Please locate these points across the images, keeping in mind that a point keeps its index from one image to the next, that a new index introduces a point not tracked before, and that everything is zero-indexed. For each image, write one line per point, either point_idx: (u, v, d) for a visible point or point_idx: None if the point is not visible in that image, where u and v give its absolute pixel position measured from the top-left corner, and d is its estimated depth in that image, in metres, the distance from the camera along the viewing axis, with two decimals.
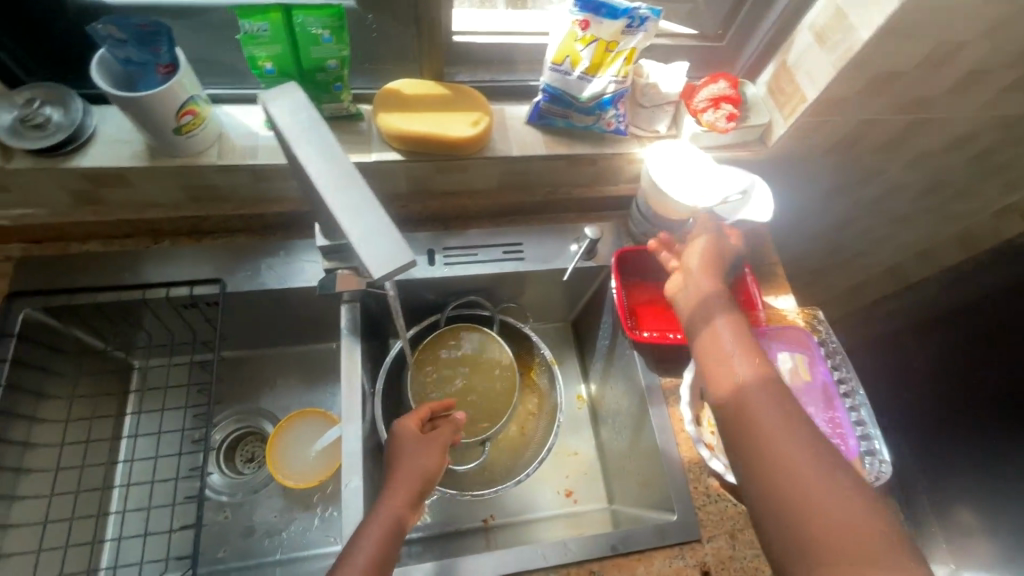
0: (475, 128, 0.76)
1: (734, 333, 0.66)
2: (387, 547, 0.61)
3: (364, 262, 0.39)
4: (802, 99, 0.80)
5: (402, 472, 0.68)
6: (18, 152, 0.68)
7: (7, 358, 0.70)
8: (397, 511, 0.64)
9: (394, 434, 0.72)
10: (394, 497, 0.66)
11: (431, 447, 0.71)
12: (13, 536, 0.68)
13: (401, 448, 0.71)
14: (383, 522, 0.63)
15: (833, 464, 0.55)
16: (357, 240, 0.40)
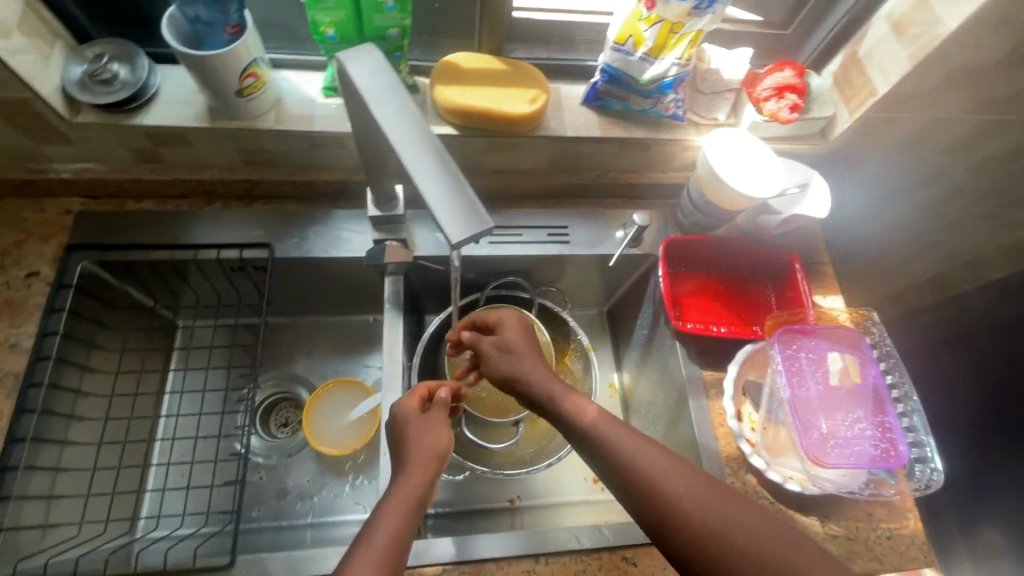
0: (532, 105, 0.75)
1: (630, 436, 0.58)
2: (406, 528, 0.54)
3: (440, 225, 0.40)
4: (871, 93, 0.76)
5: (413, 451, 0.60)
6: (85, 107, 0.70)
7: (65, 308, 0.72)
8: (416, 489, 0.57)
9: (396, 414, 0.65)
10: (408, 477, 0.58)
11: (437, 424, 0.64)
12: (64, 479, 0.70)
13: (408, 426, 0.63)
14: (400, 502, 0.56)
15: (779, 533, 0.51)
16: (433, 203, 0.41)
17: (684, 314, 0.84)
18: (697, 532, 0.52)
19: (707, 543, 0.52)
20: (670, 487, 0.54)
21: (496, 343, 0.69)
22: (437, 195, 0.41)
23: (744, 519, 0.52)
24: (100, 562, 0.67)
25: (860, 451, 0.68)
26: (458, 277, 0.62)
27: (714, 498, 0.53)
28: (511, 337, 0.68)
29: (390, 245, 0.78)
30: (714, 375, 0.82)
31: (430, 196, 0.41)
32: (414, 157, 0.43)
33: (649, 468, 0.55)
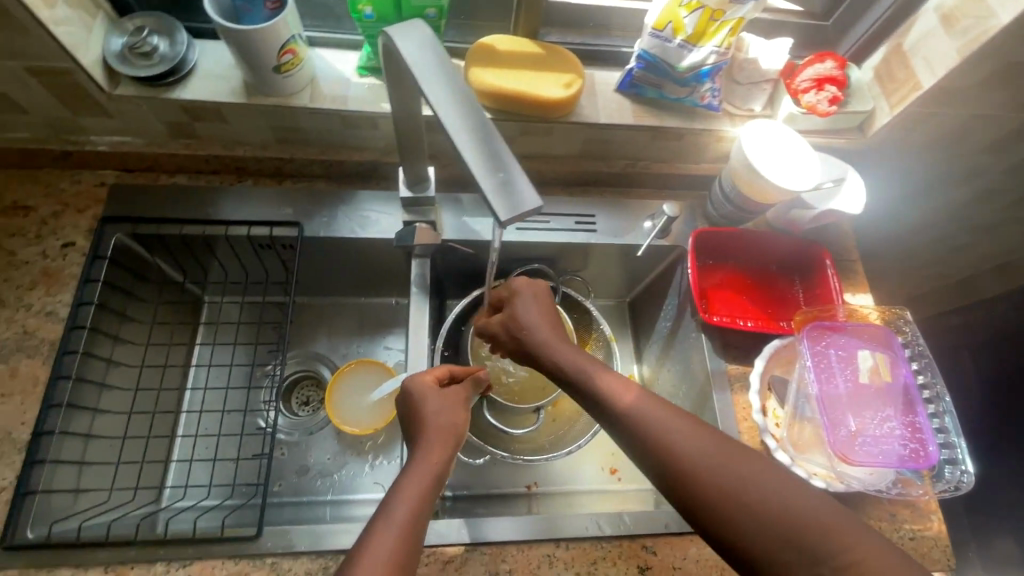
0: (567, 90, 0.74)
1: (658, 414, 0.58)
2: (426, 501, 0.55)
3: (491, 205, 0.41)
4: (915, 87, 0.75)
5: (431, 427, 0.60)
6: (124, 79, 0.70)
7: (99, 279, 0.73)
8: (435, 465, 0.57)
9: (410, 388, 0.64)
10: (427, 453, 0.58)
11: (453, 403, 0.64)
12: (95, 446, 0.71)
13: (425, 401, 0.62)
14: (421, 476, 0.56)
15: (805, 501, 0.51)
16: (483, 183, 0.42)
17: (711, 307, 0.84)
18: (726, 501, 0.52)
19: (737, 511, 0.52)
20: (702, 458, 0.54)
21: (505, 321, 0.70)
22: (487, 176, 0.42)
23: (773, 487, 0.52)
24: (131, 528, 0.68)
25: (889, 450, 0.67)
26: (495, 262, 0.62)
27: (747, 469, 0.53)
28: (518, 317, 0.69)
29: (419, 226, 0.78)
30: (738, 369, 0.82)
31: (481, 176, 0.42)
32: (464, 137, 0.43)
33: (674, 442, 0.55)
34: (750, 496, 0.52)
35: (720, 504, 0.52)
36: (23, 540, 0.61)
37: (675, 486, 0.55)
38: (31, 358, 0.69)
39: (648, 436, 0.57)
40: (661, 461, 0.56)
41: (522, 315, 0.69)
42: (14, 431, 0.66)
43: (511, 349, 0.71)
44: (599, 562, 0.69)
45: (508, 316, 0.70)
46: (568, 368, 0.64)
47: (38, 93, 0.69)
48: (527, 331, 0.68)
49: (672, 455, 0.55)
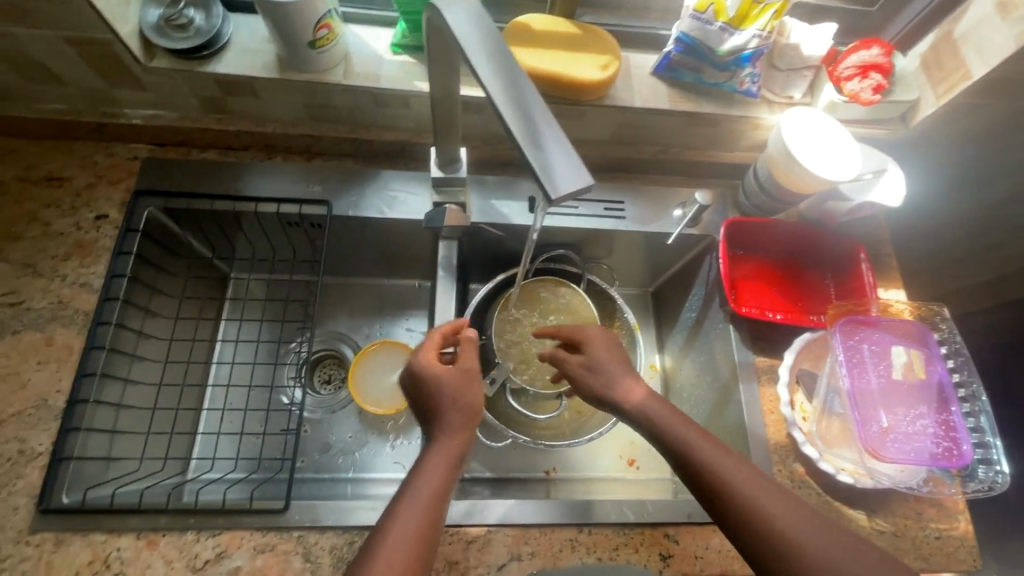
0: (604, 72, 0.73)
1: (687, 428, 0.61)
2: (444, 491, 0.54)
3: (547, 187, 0.41)
4: (965, 76, 0.72)
5: (448, 412, 0.59)
6: (160, 52, 0.70)
7: (132, 252, 0.73)
8: (454, 454, 0.57)
9: (417, 370, 0.62)
10: (445, 440, 0.57)
11: (466, 380, 0.62)
12: (126, 415, 0.72)
13: (439, 381, 0.61)
14: (439, 465, 0.55)
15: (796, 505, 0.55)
16: (536, 166, 0.41)
17: (740, 298, 0.82)
18: (748, 511, 0.54)
19: (757, 521, 0.53)
20: (724, 470, 0.57)
21: (583, 360, 0.69)
22: (541, 158, 0.42)
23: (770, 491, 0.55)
24: (162, 496, 0.70)
25: (921, 448, 0.66)
26: (533, 247, 0.63)
27: (752, 475, 0.57)
28: (603, 364, 0.68)
29: (450, 207, 0.78)
30: (766, 362, 0.80)
31: (536, 159, 0.41)
32: (515, 118, 0.43)
33: (696, 448, 0.59)
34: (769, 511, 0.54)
35: (741, 515, 0.54)
36: (59, 504, 0.62)
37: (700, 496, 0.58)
38: (66, 328, 0.70)
39: (681, 449, 0.60)
40: (690, 470, 0.58)
41: (600, 360, 0.69)
42: (50, 398, 0.67)
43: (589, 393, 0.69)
44: (621, 548, 0.69)
45: (588, 363, 0.69)
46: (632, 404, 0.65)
47: (75, 63, 0.69)
48: (605, 376, 0.67)
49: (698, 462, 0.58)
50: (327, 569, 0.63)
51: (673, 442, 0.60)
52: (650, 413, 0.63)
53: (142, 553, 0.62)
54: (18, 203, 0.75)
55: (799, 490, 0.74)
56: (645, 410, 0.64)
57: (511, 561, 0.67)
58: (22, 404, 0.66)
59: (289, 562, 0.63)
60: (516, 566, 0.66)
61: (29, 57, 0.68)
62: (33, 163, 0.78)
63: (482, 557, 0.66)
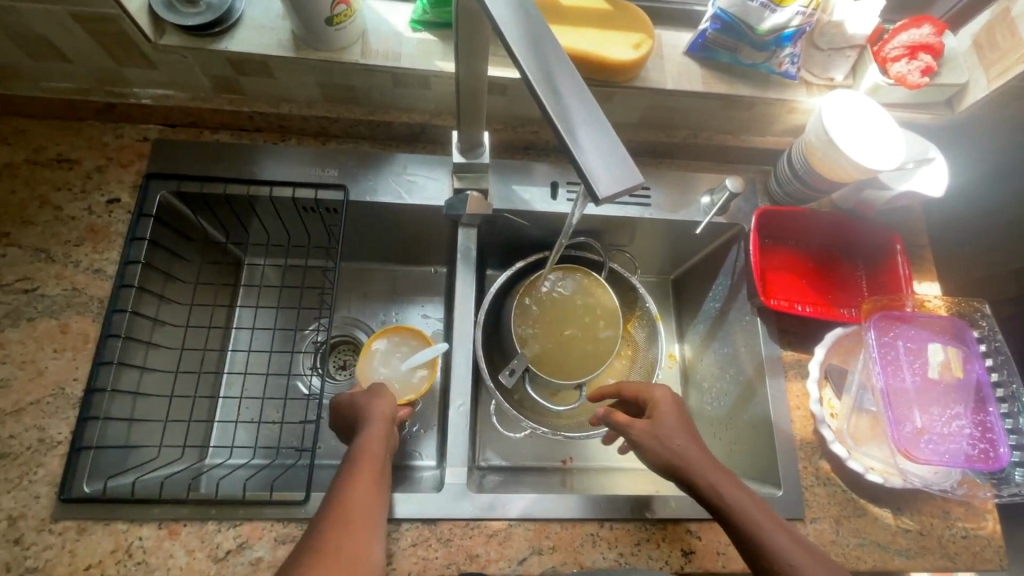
0: (636, 52, 0.69)
1: (677, 438, 0.60)
2: (378, 475, 0.56)
3: (593, 184, 0.39)
4: (1022, 58, 0.67)
5: (365, 417, 0.61)
6: (170, 28, 0.67)
7: (146, 237, 0.72)
8: (379, 447, 0.58)
9: (341, 404, 0.66)
10: (366, 438, 0.59)
11: (383, 393, 0.65)
12: (143, 403, 0.72)
13: (358, 396, 0.65)
14: (370, 452, 0.57)
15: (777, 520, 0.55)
16: (580, 160, 0.39)
17: (769, 290, 0.80)
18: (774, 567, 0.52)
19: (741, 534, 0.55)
20: (750, 519, 0.55)
21: (650, 429, 0.62)
22: (584, 150, 0.39)
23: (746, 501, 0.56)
24: (182, 485, 0.69)
25: (956, 449, 0.64)
26: (570, 234, 0.63)
27: (733, 487, 0.57)
28: (685, 454, 0.59)
29: (471, 194, 0.75)
30: (793, 356, 0.78)
31: (578, 152, 0.39)
32: (556, 106, 0.40)
33: (689, 462, 0.59)
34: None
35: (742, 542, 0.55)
36: (81, 493, 0.62)
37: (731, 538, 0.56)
38: (81, 315, 0.69)
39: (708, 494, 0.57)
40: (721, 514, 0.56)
41: (671, 435, 0.61)
42: (68, 386, 0.66)
43: (658, 467, 0.61)
44: (643, 544, 0.68)
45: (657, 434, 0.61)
46: (671, 446, 0.60)
47: (82, 40, 0.67)
48: (676, 451, 0.60)
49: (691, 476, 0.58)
50: None
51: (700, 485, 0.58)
52: (713, 480, 0.58)
53: (164, 543, 0.62)
54: (30, 185, 0.74)
55: (825, 487, 0.72)
56: (708, 481, 0.58)
57: (532, 554, 0.66)
58: (39, 392, 0.65)
59: None
60: (537, 561, 0.66)
61: (33, 31, 0.65)
62: (42, 144, 0.76)
63: (502, 551, 0.66)
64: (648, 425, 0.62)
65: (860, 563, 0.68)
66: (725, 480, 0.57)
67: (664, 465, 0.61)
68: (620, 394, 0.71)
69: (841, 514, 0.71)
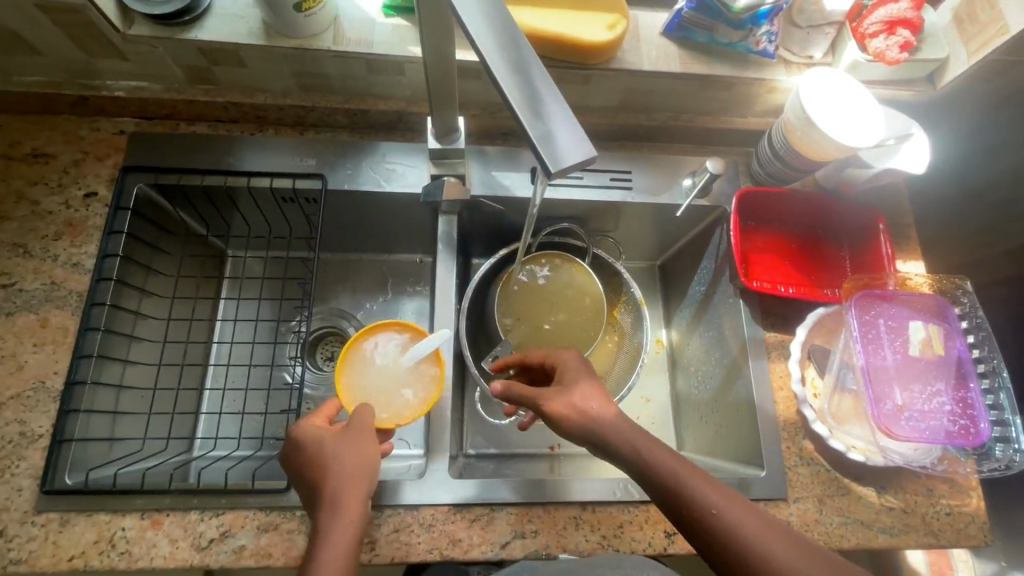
0: (610, 32, 0.68)
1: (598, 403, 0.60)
2: (352, 560, 0.52)
3: (546, 160, 0.39)
4: (1001, 31, 0.67)
5: (332, 484, 0.56)
6: (139, 18, 0.67)
7: (123, 231, 0.72)
8: (352, 523, 0.54)
9: (303, 442, 0.59)
10: (337, 515, 0.54)
11: (363, 439, 0.59)
12: (127, 395, 0.72)
13: (324, 450, 0.58)
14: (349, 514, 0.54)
15: (710, 481, 0.54)
16: (539, 139, 0.39)
17: (751, 272, 0.80)
18: (711, 523, 0.51)
19: (674, 496, 0.53)
20: (679, 477, 0.54)
21: (563, 398, 0.61)
22: (545, 130, 0.39)
23: (677, 465, 0.55)
24: (165, 476, 0.69)
25: (936, 426, 0.64)
26: (534, 220, 0.62)
27: (659, 449, 0.56)
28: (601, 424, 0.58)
29: (448, 180, 0.75)
30: (776, 337, 0.78)
31: (535, 130, 0.39)
32: (514, 88, 0.40)
33: (609, 426, 0.58)
34: (775, 564, 0.48)
35: (674, 504, 0.54)
36: (62, 485, 0.62)
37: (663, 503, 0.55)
38: (60, 309, 0.69)
39: (634, 457, 0.56)
40: (650, 479, 0.55)
41: (589, 401, 0.60)
42: (48, 380, 0.66)
43: (577, 438, 0.60)
44: (625, 526, 0.68)
45: (571, 401, 0.60)
46: (590, 410, 0.59)
47: (50, 32, 0.66)
48: (594, 414, 0.59)
49: (615, 437, 0.57)
50: None
51: (626, 449, 0.57)
52: (638, 446, 0.56)
53: (147, 533, 0.62)
54: (6, 181, 0.73)
55: (808, 467, 0.72)
56: (631, 444, 0.57)
57: (515, 538, 0.66)
58: (20, 386, 0.66)
59: (293, 542, 0.63)
60: (520, 544, 0.66)
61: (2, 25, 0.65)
62: (18, 139, 0.75)
63: (485, 535, 0.66)
64: (560, 393, 0.61)
65: (843, 541, 0.69)
66: (652, 445, 0.56)
67: (568, 431, 0.60)
68: (525, 362, 0.72)
69: (824, 494, 0.71)
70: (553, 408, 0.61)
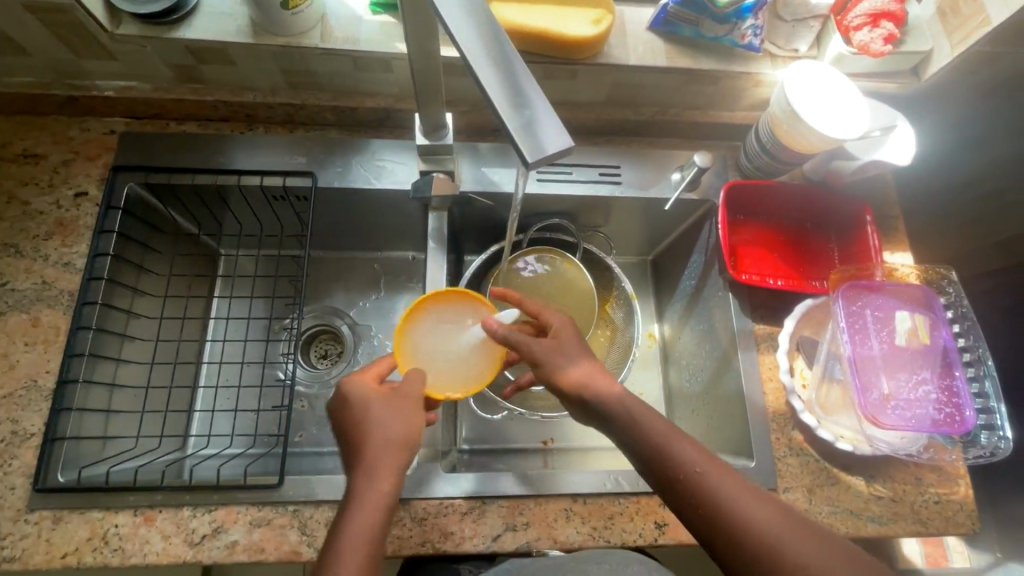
0: (596, 27, 0.69)
1: (594, 374, 0.62)
2: (380, 526, 0.54)
3: (522, 151, 0.39)
4: (983, 23, 0.67)
5: (370, 449, 0.56)
6: (127, 17, 0.67)
7: (114, 230, 0.72)
8: (384, 493, 0.55)
9: (352, 399, 0.60)
10: (371, 482, 0.55)
11: (405, 408, 0.59)
12: (119, 394, 0.72)
13: (368, 415, 0.58)
14: (382, 481, 0.55)
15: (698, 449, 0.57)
16: (516, 130, 0.39)
17: (740, 265, 0.80)
18: (696, 488, 0.54)
19: (664, 461, 0.56)
20: (669, 444, 0.57)
21: (553, 348, 0.62)
22: (523, 121, 0.39)
23: (668, 434, 0.58)
24: (158, 473, 0.70)
25: (922, 414, 0.64)
26: (519, 212, 0.63)
27: (651, 418, 0.59)
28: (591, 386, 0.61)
29: (437, 176, 0.75)
30: (765, 329, 0.79)
31: (512, 121, 0.39)
32: (496, 84, 0.40)
33: (605, 393, 0.61)
34: (757, 528, 0.51)
35: (662, 469, 0.57)
36: (55, 483, 0.63)
37: (651, 469, 0.58)
38: (52, 308, 0.69)
39: (628, 422, 0.59)
40: (641, 444, 0.58)
41: (587, 372, 0.62)
42: (40, 378, 0.67)
43: (571, 401, 0.62)
44: (616, 517, 0.69)
45: (566, 363, 0.62)
46: (588, 378, 0.61)
47: (38, 32, 0.66)
48: (589, 381, 0.61)
49: (611, 404, 0.60)
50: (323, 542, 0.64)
51: (620, 415, 0.60)
52: (631, 410, 0.60)
53: (140, 529, 0.62)
54: None
55: (798, 457, 0.73)
56: (626, 411, 0.60)
57: (507, 530, 0.67)
58: (12, 384, 0.66)
59: (285, 536, 0.63)
60: (511, 537, 0.67)
61: None
62: (8, 139, 0.76)
63: (477, 528, 0.67)
64: (555, 350, 0.63)
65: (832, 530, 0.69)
66: (646, 414, 0.59)
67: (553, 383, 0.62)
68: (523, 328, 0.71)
69: (814, 484, 0.72)
70: (539, 354, 0.62)
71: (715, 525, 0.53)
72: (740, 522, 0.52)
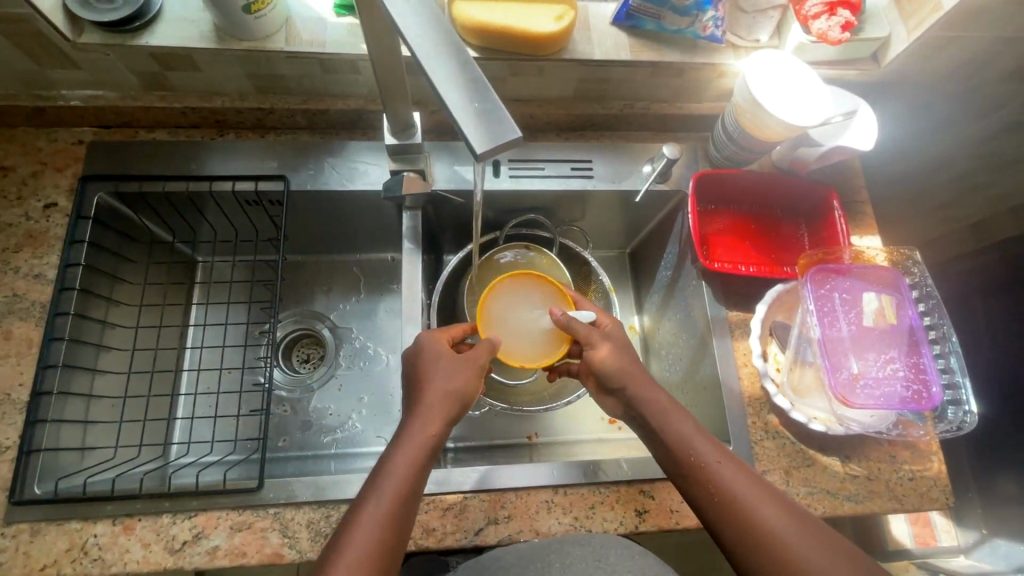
0: (558, 23, 0.69)
1: (619, 355, 0.65)
2: (416, 476, 0.55)
3: (470, 143, 0.39)
4: (934, 9, 0.69)
5: (427, 392, 0.59)
6: (88, 26, 0.67)
7: (85, 240, 0.71)
8: (427, 441, 0.56)
9: (424, 346, 0.63)
10: (418, 430, 0.57)
11: (466, 366, 0.61)
12: (97, 405, 0.72)
13: (433, 365, 0.61)
14: (427, 424, 0.57)
15: (713, 441, 0.59)
16: (465, 122, 0.39)
17: (712, 254, 0.81)
18: (707, 478, 0.56)
19: (680, 451, 0.59)
20: (687, 436, 0.59)
21: (601, 334, 0.66)
22: (472, 114, 0.39)
23: (687, 426, 0.60)
24: (136, 483, 0.70)
25: (890, 392, 0.65)
26: (483, 216, 0.62)
27: (673, 410, 0.61)
28: (603, 365, 0.64)
29: (406, 175, 0.76)
30: (739, 316, 0.80)
31: (460, 114, 0.39)
32: (449, 84, 0.40)
33: (631, 385, 0.63)
34: (761, 517, 0.53)
35: (677, 458, 0.59)
36: (32, 495, 0.62)
37: (667, 459, 0.60)
38: (23, 321, 0.69)
39: (651, 411, 0.61)
40: (661, 434, 0.60)
41: (605, 360, 0.64)
42: (14, 392, 0.66)
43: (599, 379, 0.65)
44: (597, 507, 0.69)
45: (602, 349, 0.65)
46: (612, 368, 0.64)
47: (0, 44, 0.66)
48: (618, 366, 0.64)
49: (635, 393, 0.63)
50: (305, 543, 0.64)
51: (644, 406, 0.62)
52: (655, 403, 0.62)
53: (119, 538, 0.62)
54: None
55: (774, 441, 0.74)
56: (650, 400, 0.62)
57: (488, 524, 0.67)
58: None
59: (266, 539, 0.64)
60: (493, 530, 0.67)
61: None
62: None
63: (458, 523, 0.67)
64: (601, 337, 0.66)
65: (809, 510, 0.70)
66: (668, 406, 0.62)
67: (588, 364, 0.66)
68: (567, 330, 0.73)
69: (790, 466, 0.73)
70: (589, 336, 0.65)
71: (721, 513, 0.55)
72: (744, 511, 0.54)
